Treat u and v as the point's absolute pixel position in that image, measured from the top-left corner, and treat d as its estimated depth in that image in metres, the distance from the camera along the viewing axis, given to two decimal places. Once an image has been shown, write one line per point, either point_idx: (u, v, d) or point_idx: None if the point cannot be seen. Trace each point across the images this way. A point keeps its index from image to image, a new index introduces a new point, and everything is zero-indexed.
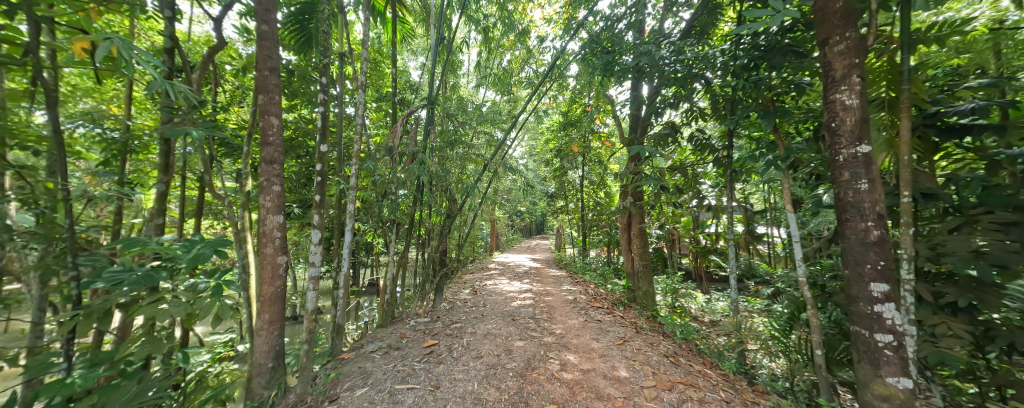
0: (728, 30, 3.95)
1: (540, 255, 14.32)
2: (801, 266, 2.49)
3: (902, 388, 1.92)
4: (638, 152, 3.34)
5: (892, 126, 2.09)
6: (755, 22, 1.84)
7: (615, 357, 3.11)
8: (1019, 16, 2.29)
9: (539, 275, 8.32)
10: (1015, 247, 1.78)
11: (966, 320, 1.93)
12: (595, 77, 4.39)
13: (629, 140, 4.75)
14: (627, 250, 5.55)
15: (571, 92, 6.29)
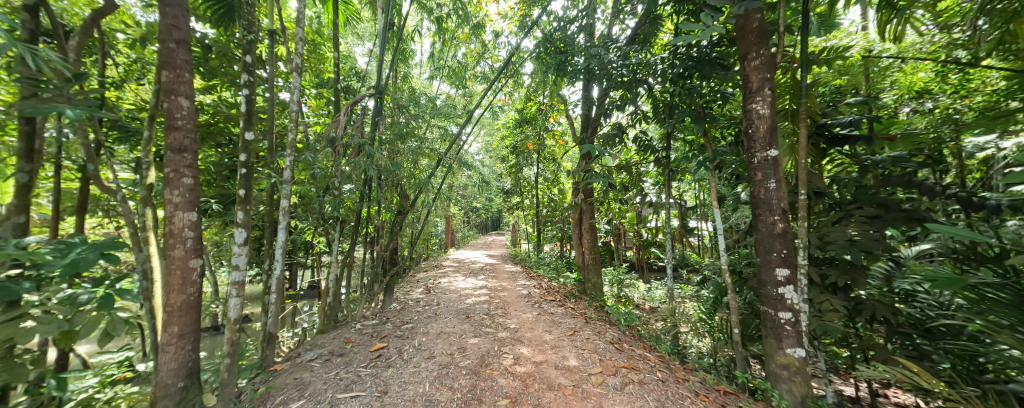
0: (668, 40, 4.29)
1: (494, 251, 14.40)
2: (724, 255, 2.83)
3: (797, 357, 2.29)
4: (589, 151, 3.50)
5: (793, 134, 2.46)
6: (689, 35, 2.03)
7: (566, 347, 3.25)
8: (882, 48, 2.81)
9: (494, 271, 8.36)
10: (876, 236, 2.17)
11: (842, 297, 2.33)
12: (548, 76, 4.50)
13: (580, 139, 4.97)
14: (579, 244, 5.82)
15: (526, 90, 6.36)
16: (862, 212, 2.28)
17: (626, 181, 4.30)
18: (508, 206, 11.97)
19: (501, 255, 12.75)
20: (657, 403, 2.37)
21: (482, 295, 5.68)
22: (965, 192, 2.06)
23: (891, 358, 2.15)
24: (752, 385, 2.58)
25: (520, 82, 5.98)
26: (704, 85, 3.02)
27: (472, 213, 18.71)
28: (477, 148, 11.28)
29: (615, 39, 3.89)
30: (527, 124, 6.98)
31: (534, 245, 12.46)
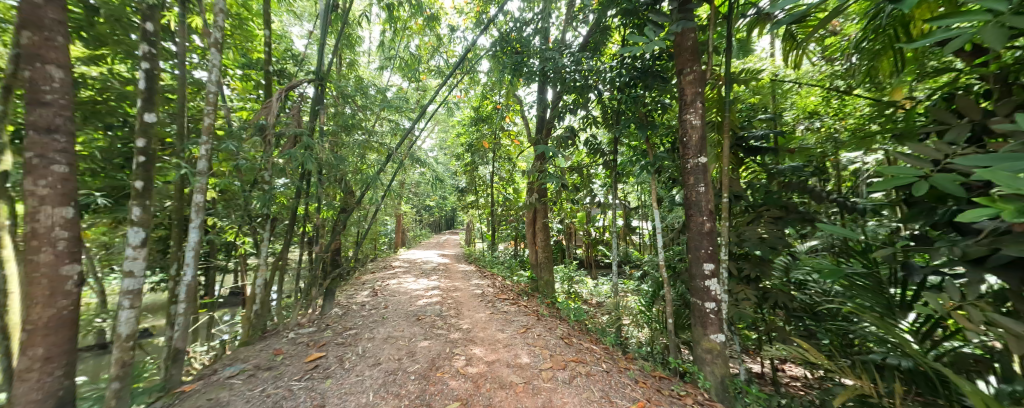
0: (617, 50, 4.55)
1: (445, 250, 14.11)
2: (661, 252, 3.09)
3: (719, 342, 2.57)
4: (543, 152, 3.59)
5: (719, 143, 2.77)
6: (634, 47, 2.19)
7: (518, 345, 3.30)
8: (786, 73, 3.30)
9: (447, 271, 8.20)
10: (780, 234, 2.54)
11: (753, 287, 2.68)
12: (504, 76, 4.50)
13: (535, 140, 5.08)
14: (532, 243, 5.97)
15: (482, 88, 6.31)
16: (770, 214, 2.64)
17: (577, 182, 4.49)
18: (460, 205, 11.80)
19: (453, 254, 12.54)
20: (602, 393, 2.49)
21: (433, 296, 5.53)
22: (842, 197, 2.47)
23: (788, 338, 2.54)
24: (683, 369, 2.86)
25: (475, 79, 5.89)
26: (647, 95, 3.27)
27: (422, 211, 18.12)
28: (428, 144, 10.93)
29: (568, 44, 4.03)
30: (482, 123, 6.94)
31: (486, 244, 12.45)
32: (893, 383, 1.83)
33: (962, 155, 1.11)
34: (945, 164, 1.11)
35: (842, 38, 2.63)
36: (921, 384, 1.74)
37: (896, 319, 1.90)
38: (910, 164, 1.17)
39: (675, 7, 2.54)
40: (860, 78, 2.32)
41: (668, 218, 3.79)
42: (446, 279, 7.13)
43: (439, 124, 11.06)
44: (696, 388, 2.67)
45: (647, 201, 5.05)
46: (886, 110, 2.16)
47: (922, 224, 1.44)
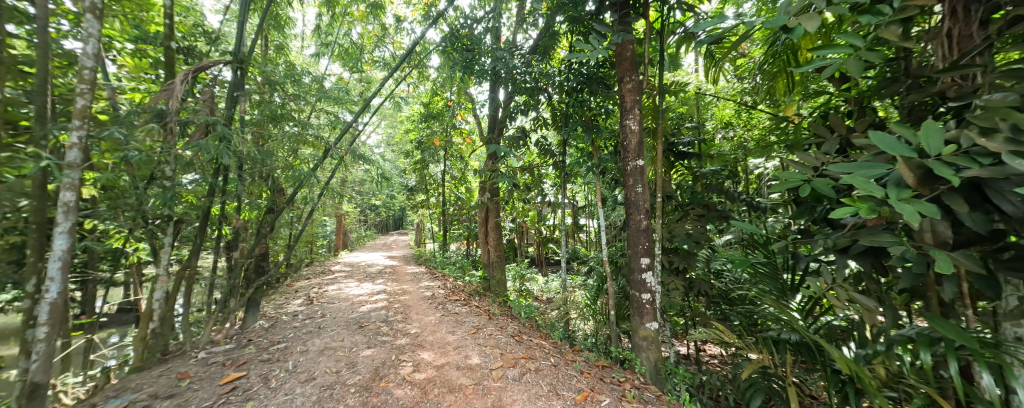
0: (565, 55, 4.73)
1: (392, 252, 13.47)
2: (605, 249, 3.30)
3: (653, 329, 2.81)
4: (495, 151, 3.60)
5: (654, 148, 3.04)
6: (581, 53, 2.32)
7: (469, 346, 3.27)
8: (708, 87, 3.73)
9: (394, 274, 7.83)
10: (702, 229, 2.87)
11: (681, 278, 2.98)
12: (455, 73, 4.39)
13: (487, 140, 5.08)
14: (485, 243, 6.16)
15: (431, 84, 6.11)
16: (696, 212, 2.96)
17: (528, 182, 4.59)
18: (408, 204, 11.34)
19: (401, 256, 12.02)
20: (550, 387, 2.57)
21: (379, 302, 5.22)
22: (750, 198, 2.87)
23: (708, 322, 2.87)
24: (622, 357, 3.07)
25: (425, 74, 5.66)
26: (592, 100, 3.46)
27: (364, 212, 17.03)
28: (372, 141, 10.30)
29: (519, 46, 4.08)
30: (433, 119, 6.75)
31: (436, 244, 12.15)
32: (786, 355, 2.12)
33: (832, 163, 1.37)
34: (822, 171, 1.35)
35: (749, 60, 3.06)
36: (805, 353, 2.04)
37: (788, 300, 2.25)
38: (799, 168, 1.39)
39: (616, 19, 2.72)
40: (763, 95, 2.70)
41: (611, 216, 4.06)
42: (392, 283, 6.79)
43: (384, 119, 10.48)
44: (633, 373, 2.88)
45: (593, 200, 5.35)
46: (782, 123, 2.55)
47: (807, 220, 1.72)
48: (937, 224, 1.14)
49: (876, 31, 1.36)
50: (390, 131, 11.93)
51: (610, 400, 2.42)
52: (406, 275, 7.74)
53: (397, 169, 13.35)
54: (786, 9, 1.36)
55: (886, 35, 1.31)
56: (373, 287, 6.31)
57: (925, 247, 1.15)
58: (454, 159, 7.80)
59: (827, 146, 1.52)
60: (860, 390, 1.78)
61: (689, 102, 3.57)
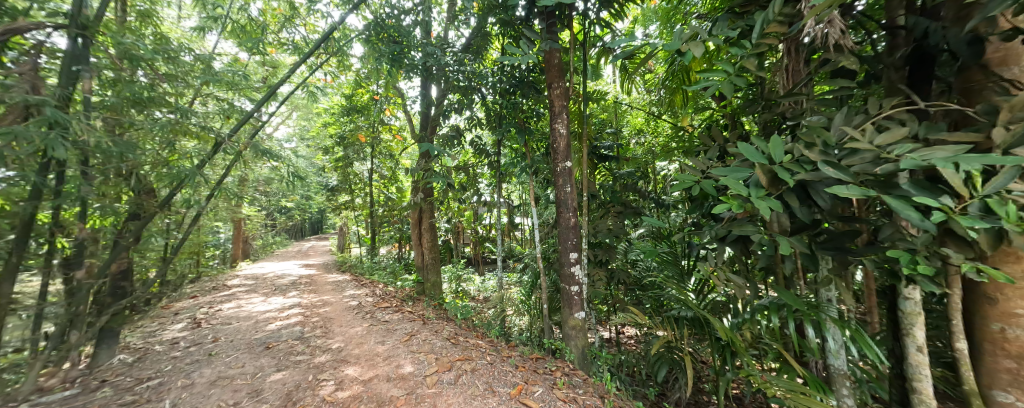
0: (497, 57, 4.79)
1: (309, 259, 12.04)
2: (539, 246, 3.45)
3: (582, 319, 2.98)
4: (428, 150, 3.47)
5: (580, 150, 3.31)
6: (513, 57, 2.43)
7: (400, 354, 3.10)
8: (624, 97, 4.17)
9: (312, 284, 7.02)
10: (621, 224, 3.22)
11: (604, 269, 3.28)
12: (381, 65, 4.07)
13: (419, 137, 4.90)
14: (418, 244, 6.06)
15: (354, 75, 5.63)
16: (617, 209, 3.28)
17: (463, 181, 4.54)
18: (328, 206, 10.28)
19: (321, 263, 10.84)
20: (486, 386, 2.57)
21: (293, 318, 4.60)
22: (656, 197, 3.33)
23: (625, 307, 3.21)
24: (554, 347, 3.21)
25: (348, 63, 5.18)
26: (524, 103, 3.59)
27: (271, 215, 14.90)
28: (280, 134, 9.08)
29: (451, 43, 3.99)
30: (357, 114, 7.12)
31: (364, 248, 11.26)
32: (684, 329, 2.50)
33: (714, 167, 1.66)
34: (706, 172, 1.64)
35: (655, 76, 3.51)
36: (697, 326, 2.43)
37: (684, 283, 2.67)
38: (692, 171, 1.66)
39: (543, 27, 2.86)
40: (666, 107, 3.11)
41: (543, 215, 4.26)
42: (309, 295, 6.06)
43: (295, 110, 9.30)
44: (564, 361, 3.04)
45: (527, 199, 5.53)
46: (681, 133, 2.98)
47: (699, 214, 2.05)
48: (781, 216, 1.48)
49: (740, 62, 1.69)
50: (303, 124, 10.65)
51: (543, 390, 2.52)
52: (327, 285, 6.99)
53: (312, 166, 11.99)
54: (680, 35, 1.62)
55: (747, 65, 1.64)
56: (285, 302, 5.55)
57: (774, 234, 1.47)
58: (382, 158, 7.90)
59: (712, 151, 1.82)
60: (735, 352, 2.17)
61: (609, 110, 3.94)
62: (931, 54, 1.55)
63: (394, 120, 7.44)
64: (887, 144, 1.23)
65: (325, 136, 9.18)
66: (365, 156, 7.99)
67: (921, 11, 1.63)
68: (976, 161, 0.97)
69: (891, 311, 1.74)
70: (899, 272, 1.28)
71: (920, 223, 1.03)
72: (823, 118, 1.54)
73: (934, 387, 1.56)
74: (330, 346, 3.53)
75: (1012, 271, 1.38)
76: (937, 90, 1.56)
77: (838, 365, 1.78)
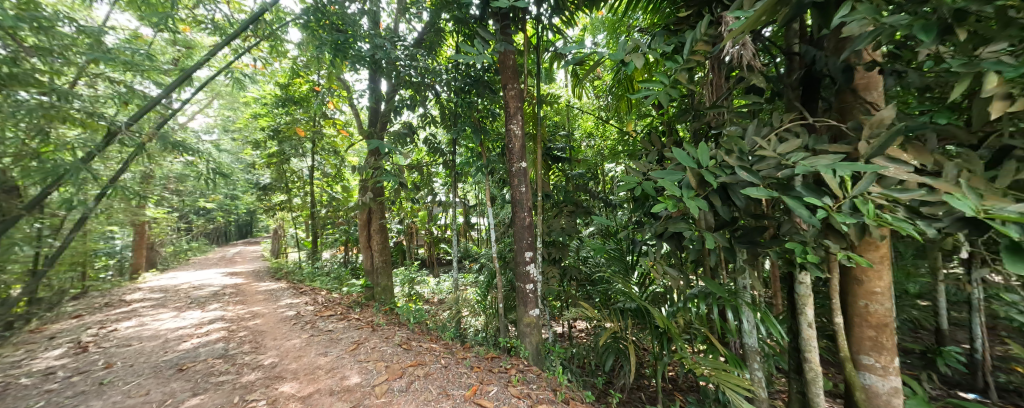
0: (451, 54, 4.71)
1: (235, 267, 10.71)
2: (494, 245, 3.48)
3: (536, 316, 3.05)
4: (379, 148, 3.30)
5: (534, 151, 3.39)
6: (468, 56, 2.41)
7: (346, 365, 2.91)
8: (576, 101, 4.34)
9: (240, 295, 6.27)
10: (572, 223, 3.36)
11: (557, 266, 3.40)
12: (323, 54, 3.77)
13: (369, 133, 4.68)
14: (367, 247, 5.72)
15: (291, 63, 5.13)
16: (569, 208, 3.42)
17: (417, 181, 4.41)
18: (259, 206, 9.23)
19: (250, 270, 9.72)
20: (440, 390, 2.50)
21: (214, 334, 4.04)
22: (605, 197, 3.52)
23: (576, 301, 3.36)
24: (509, 346, 3.24)
25: (285, 50, 4.71)
26: (479, 102, 3.61)
27: (185, 217, 13.00)
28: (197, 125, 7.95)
29: (402, 36, 3.84)
30: (294, 105, 6.59)
31: (303, 252, 10.32)
32: (629, 320, 2.68)
33: (653, 170, 1.81)
34: (645, 174, 1.79)
35: (604, 83, 3.71)
36: (640, 316, 2.62)
37: (629, 276, 2.87)
38: (634, 174, 1.81)
39: (497, 29, 2.88)
40: (614, 113, 3.31)
41: (500, 214, 4.28)
42: (235, 307, 5.38)
43: (216, 98, 8.21)
44: (518, 358, 3.08)
45: (483, 199, 5.51)
46: (627, 137, 3.19)
47: (641, 212, 2.22)
48: (706, 214, 1.66)
49: (673, 75, 1.87)
50: (226, 115, 9.45)
51: (498, 389, 2.52)
52: (258, 294, 6.27)
53: (238, 162, 10.70)
54: (624, 47, 1.77)
55: (679, 78, 1.81)
56: (204, 316, 4.86)
57: (702, 230, 1.65)
58: (325, 154, 7.65)
59: (651, 155, 1.99)
60: (671, 338, 2.39)
61: (563, 113, 4.08)
62: (817, 78, 1.86)
63: (338, 114, 6.93)
64: (786, 153, 1.45)
65: (254, 129, 8.24)
66: (304, 152, 7.34)
67: (810, 41, 1.94)
68: (846, 168, 1.19)
69: (790, 294, 2.04)
70: (796, 260, 1.51)
71: (809, 219, 1.23)
72: (739, 129, 1.76)
73: (820, 355, 1.86)
74: (262, 363, 3.17)
75: (871, 257, 1.71)
76: (822, 108, 1.88)
77: (751, 343, 2.04)
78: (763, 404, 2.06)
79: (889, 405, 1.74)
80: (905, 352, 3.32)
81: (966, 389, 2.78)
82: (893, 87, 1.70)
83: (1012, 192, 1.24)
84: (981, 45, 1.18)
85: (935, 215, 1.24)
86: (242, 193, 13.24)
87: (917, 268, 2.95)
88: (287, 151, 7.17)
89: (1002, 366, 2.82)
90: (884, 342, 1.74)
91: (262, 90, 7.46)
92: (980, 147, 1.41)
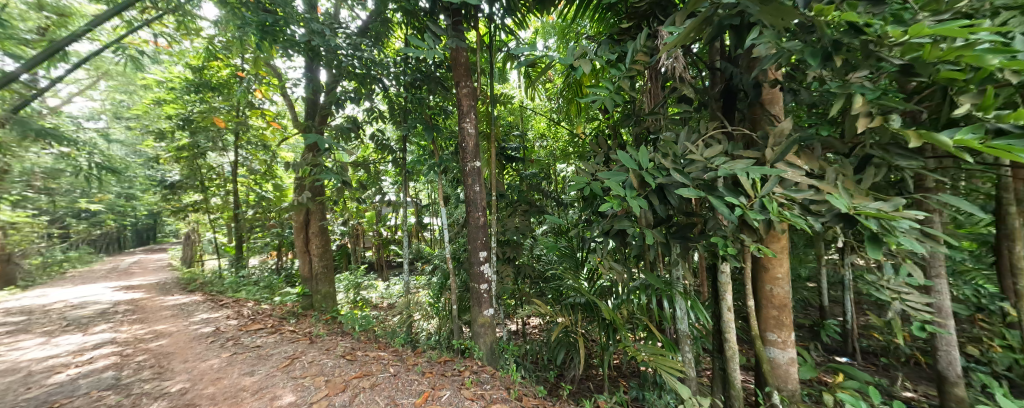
0: (399, 46, 4.51)
1: (134, 278, 9.12)
2: (448, 246, 3.43)
3: (490, 315, 3.03)
4: (318, 142, 3.03)
5: (488, 150, 3.38)
6: (418, 49, 2.31)
7: (278, 384, 2.62)
8: (529, 101, 4.41)
9: (140, 311, 5.34)
10: (526, 222, 3.42)
11: (511, 264, 3.44)
12: (247, 36, 3.33)
13: (306, 126, 4.32)
14: (304, 251, 5.23)
15: (205, 42, 4.47)
16: (523, 207, 3.48)
17: (363, 179, 4.16)
18: (165, 207, 7.94)
19: (155, 281, 8.35)
20: (387, 401, 2.37)
21: (100, 361, 3.36)
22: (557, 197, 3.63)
23: (529, 298, 3.42)
24: (463, 347, 3.18)
25: (200, 27, 4.10)
26: (430, 99, 3.58)
27: (61, 220, 10.68)
28: (76, 109, 6.57)
29: (344, 24, 3.58)
30: (210, 92, 5.78)
31: (225, 259, 9.12)
32: (579, 314, 2.80)
33: (600, 171, 1.92)
34: (594, 174, 1.89)
35: (555, 85, 3.81)
36: (589, 310, 2.74)
37: (579, 271, 3.01)
38: (583, 174, 1.90)
39: (448, 24, 2.81)
40: (564, 115, 3.44)
41: (453, 214, 4.20)
42: (132, 327, 4.54)
43: (103, 78, 6.86)
44: (472, 359, 3.04)
45: (435, 198, 5.37)
46: (577, 139, 3.33)
47: (589, 211, 2.33)
48: (647, 212, 1.80)
49: (617, 82, 2.00)
50: (119, 98, 7.96)
51: (451, 393, 2.46)
52: (164, 310, 5.37)
53: (134, 155, 9.07)
54: (572, 53, 1.89)
55: (622, 85, 1.96)
56: (87, 339, 4.03)
57: (642, 227, 1.78)
58: (251, 148, 6.83)
59: (598, 156, 2.10)
60: (616, 328, 2.54)
61: (516, 113, 4.12)
62: (734, 91, 2.12)
63: (267, 104, 6.23)
64: (711, 157, 1.62)
65: (158, 117, 7.05)
66: (225, 145, 6.48)
67: (729, 59, 2.20)
68: (757, 171, 1.38)
69: (714, 283, 2.30)
70: (719, 253, 1.69)
71: (729, 216, 1.40)
72: (673, 134, 1.93)
73: (737, 335, 2.11)
74: (169, 390, 2.72)
75: (775, 247, 1.99)
76: (738, 118, 2.14)
77: (683, 329, 2.25)
78: (693, 382, 2.29)
79: (788, 373, 2.05)
80: (799, 327, 3.95)
81: (841, 354, 3.39)
82: (792, 102, 2.00)
83: (873, 192, 1.53)
84: (850, 71, 1.45)
85: (821, 212, 1.49)
86: (141, 191, 11.27)
87: (807, 256, 3.53)
88: (202, 144, 6.26)
89: (864, 333, 3.50)
90: (784, 319, 2.04)
91: (167, 71, 6.42)
92: (851, 156, 1.71)
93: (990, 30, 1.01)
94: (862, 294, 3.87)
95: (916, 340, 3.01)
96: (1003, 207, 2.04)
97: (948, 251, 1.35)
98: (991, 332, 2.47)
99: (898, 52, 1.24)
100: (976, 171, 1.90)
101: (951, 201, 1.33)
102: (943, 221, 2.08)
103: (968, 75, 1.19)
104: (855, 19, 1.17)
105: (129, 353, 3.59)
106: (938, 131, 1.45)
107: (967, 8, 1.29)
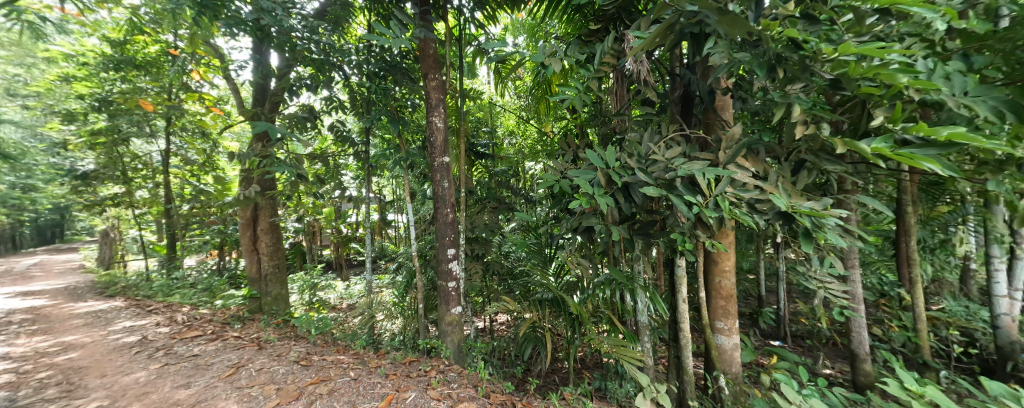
0: (360, 33, 4.27)
1: (36, 282, 7.88)
2: (414, 243, 3.35)
3: (457, 313, 2.98)
4: (270, 132, 2.79)
5: (456, 145, 3.34)
6: (383, 36, 2.18)
7: (219, 395, 2.39)
8: (498, 98, 4.39)
9: (45, 321, 4.63)
10: (494, 220, 3.42)
11: (480, 262, 3.45)
12: (180, 11, 2.96)
13: (253, 114, 3.97)
14: (252, 250, 4.82)
15: (128, 13, 3.91)
16: (492, 205, 3.47)
17: (321, 172, 3.94)
18: (76, 200, 6.90)
19: (64, 286, 7.27)
20: (347, 406, 2.25)
21: None
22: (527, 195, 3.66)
23: (497, 295, 3.42)
24: (429, 346, 3.10)
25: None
26: (395, 90, 3.43)
27: None
28: None
29: (299, 4, 3.34)
30: (134, 70, 5.12)
31: (154, 259, 8.13)
32: (547, 310, 2.84)
33: (568, 169, 1.95)
34: (564, 171, 1.92)
35: (525, 83, 3.81)
36: (556, 305, 2.79)
37: (547, 267, 3.06)
38: (553, 172, 1.93)
39: (416, 13, 2.71)
40: (533, 114, 3.46)
41: (418, 211, 4.08)
42: (32, 340, 3.91)
43: None
44: (439, 358, 2.97)
45: (400, 194, 5.19)
46: (546, 139, 3.37)
47: (559, 208, 2.36)
48: (613, 209, 1.85)
49: (586, 82, 2.07)
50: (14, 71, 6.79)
51: (416, 395, 2.39)
52: (74, 319, 4.69)
53: (34, 139, 7.74)
54: (542, 51, 1.96)
55: (590, 86, 2.03)
56: None
57: (609, 224, 1.84)
58: (186, 135, 6.18)
59: (567, 155, 2.14)
60: (581, 322, 2.62)
61: (485, 109, 4.08)
62: (691, 96, 2.25)
63: (205, 87, 5.64)
64: (671, 157, 1.71)
65: (66, 95, 6.10)
66: (153, 131, 5.81)
67: (686, 66, 2.33)
68: (712, 172, 1.47)
69: (671, 277, 2.43)
70: (677, 248, 1.80)
71: (687, 213, 1.47)
72: (636, 135, 2.01)
73: (690, 325, 2.26)
74: None
75: (725, 243, 2.15)
76: (695, 121, 2.27)
77: (642, 320, 2.37)
78: (650, 370, 2.42)
79: (732, 358, 2.23)
80: (742, 314, 4.34)
81: (775, 338, 3.77)
82: (739, 108, 2.20)
83: (806, 193, 1.69)
84: (789, 84, 1.58)
85: (765, 211, 1.62)
86: (46, 182, 9.76)
87: (749, 250, 3.86)
88: (123, 128, 5.51)
89: (794, 319, 3.91)
90: (730, 308, 2.21)
91: (78, 44, 5.59)
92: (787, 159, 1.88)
93: (903, 52, 1.14)
94: (792, 284, 4.34)
95: (835, 324, 3.42)
96: (902, 206, 2.36)
97: (863, 245, 1.54)
98: (890, 314, 2.87)
99: (828, 68, 1.37)
100: (882, 175, 2.19)
101: (867, 201, 1.51)
102: (858, 218, 2.36)
103: (883, 91, 1.35)
104: (796, 36, 1.29)
105: (29, 369, 3.08)
106: (859, 140, 1.63)
107: (881, 32, 1.48)
